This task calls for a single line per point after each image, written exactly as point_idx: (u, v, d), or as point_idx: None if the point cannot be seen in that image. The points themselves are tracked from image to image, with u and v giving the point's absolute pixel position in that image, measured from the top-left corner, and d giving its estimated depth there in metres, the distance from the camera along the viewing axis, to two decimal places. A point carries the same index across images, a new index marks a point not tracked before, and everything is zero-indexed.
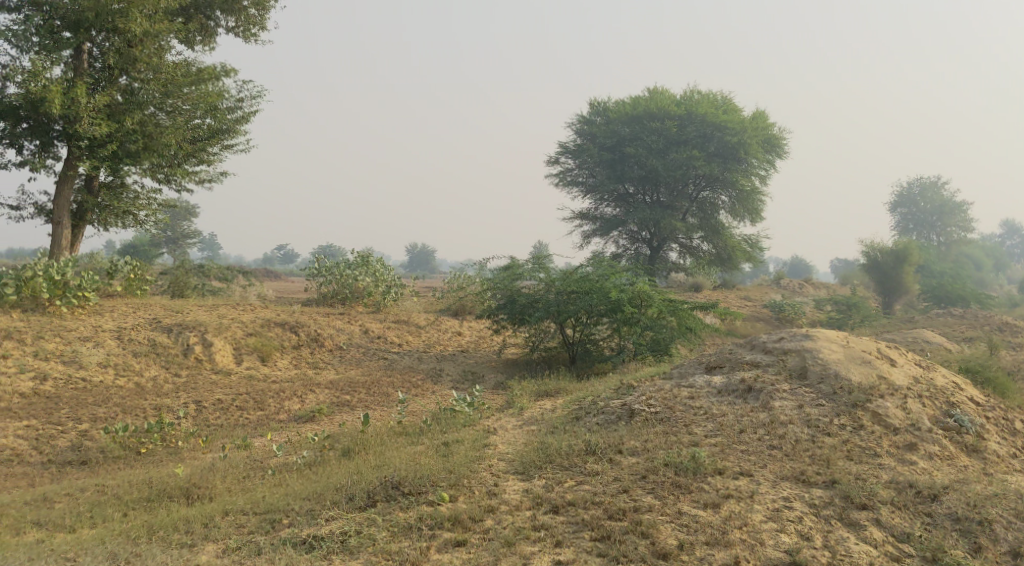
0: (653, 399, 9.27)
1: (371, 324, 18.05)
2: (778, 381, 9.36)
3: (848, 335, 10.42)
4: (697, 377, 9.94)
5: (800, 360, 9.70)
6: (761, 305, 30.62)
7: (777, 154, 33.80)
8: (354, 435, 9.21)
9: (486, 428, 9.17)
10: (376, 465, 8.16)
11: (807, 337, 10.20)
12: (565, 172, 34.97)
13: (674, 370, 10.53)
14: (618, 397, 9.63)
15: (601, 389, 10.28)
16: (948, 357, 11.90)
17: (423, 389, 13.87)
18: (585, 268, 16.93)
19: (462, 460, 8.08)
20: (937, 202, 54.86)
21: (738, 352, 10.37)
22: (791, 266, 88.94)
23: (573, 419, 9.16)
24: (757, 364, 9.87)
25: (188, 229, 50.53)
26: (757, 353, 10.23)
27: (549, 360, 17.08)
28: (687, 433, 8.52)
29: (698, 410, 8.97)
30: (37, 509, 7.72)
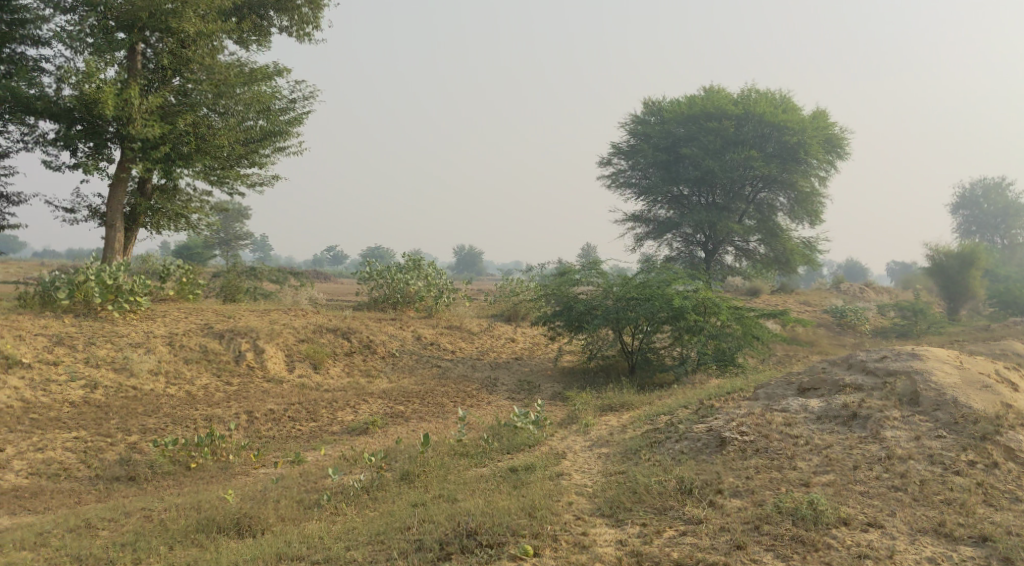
0: (745, 425, 8.51)
1: (424, 330, 17.62)
2: (887, 407, 8.59)
3: (959, 354, 9.59)
4: (790, 401, 9.22)
5: (910, 382, 8.90)
6: (822, 310, 29.51)
7: (839, 154, 32.54)
8: (412, 455, 8.71)
9: (556, 451, 8.63)
10: (441, 497, 7.66)
11: (916, 358, 9.40)
12: (617, 173, 34.29)
13: (761, 389, 9.80)
14: (701, 421, 8.91)
15: (676, 407, 9.63)
16: None
17: (479, 400, 13.36)
18: (644, 274, 16.30)
19: (539, 494, 7.47)
20: (1001, 205, 52.67)
21: (835, 371, 9.61)
22: (846, 270, 86.43)
23: (653, 445, 8.49)
24: (861, 388, 9.09)
25: (239, 231, 50.94)
26: (858, 373, 9.47)
27: (607, 369, 16.45)
28: (793, 469, 7.78)
29: (799, 440, 8.24)
30: (80, 538, 7.38)
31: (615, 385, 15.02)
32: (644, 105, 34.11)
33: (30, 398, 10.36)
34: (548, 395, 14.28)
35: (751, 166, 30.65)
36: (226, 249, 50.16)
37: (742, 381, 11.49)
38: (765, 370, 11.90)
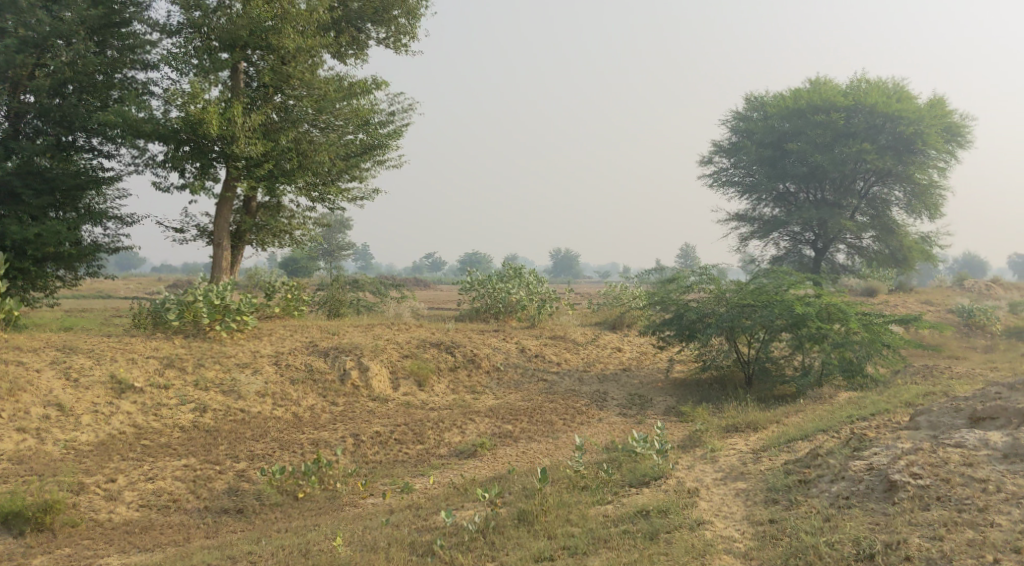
0: (918, 466, 7.27)
1: (527, 341, 17.14)
2: None
3: None
4: (963, 432, 7.77)
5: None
6: (947, 310, 27.43)
7: (962, 142, 30.29)
8: (528, 494, 8.14)
9: (686, 488, 7.96)
10: (568, 547, 7.17)
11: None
12: (720, 172, 32.99)
13: (921, 416, 8.33)
14: (855, 451, 7.93)
15: (815, 433, 8.74)
16: None
17: (588, 417, 12.78)
18: (760, 279, 15.29)
19: (682, 554, 6.83)
20: None
21: (1014, 396, 8.05)
22: (966, 262, 81.30)
23: (803, 483, 7.64)
24: None
25: (343, 241, 52.04)
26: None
27: (722, 381, 15.55)
28: (993, 527, 6.56)
29: (987, 485, 6.95)
30: None
31: (732, 399, 14.11)
32: (747, 100, 32.68)
33: (142, 423, 10.40)
34: (660, 411, 13.53)
35: (864, 160, 28.93)
36: (330, 261, 51.28)
37: (884, 397, 10.41)
38: (908, 386, 10.78)
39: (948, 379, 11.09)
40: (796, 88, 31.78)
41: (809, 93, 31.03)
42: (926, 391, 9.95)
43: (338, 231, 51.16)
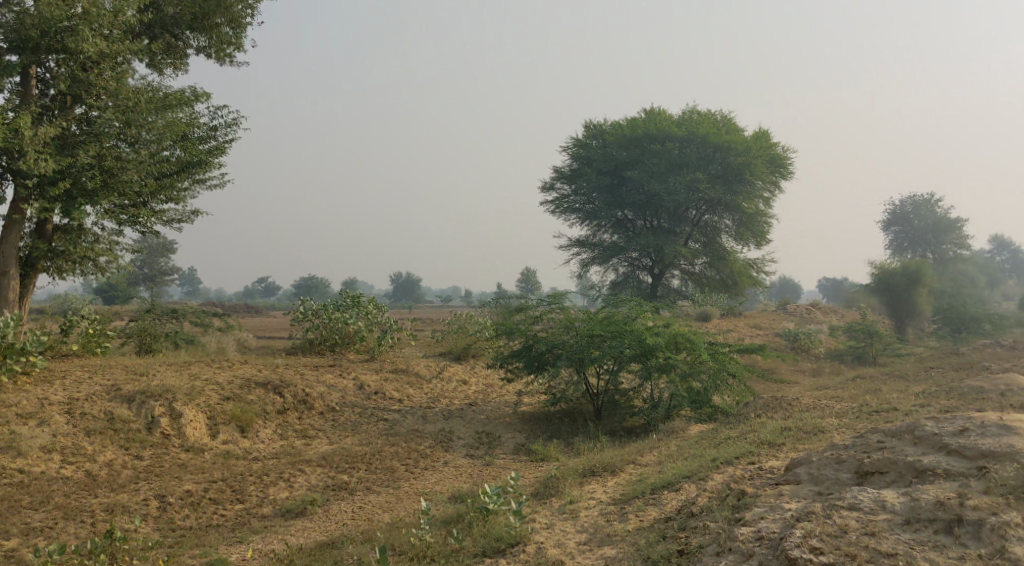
0: (807, 531, 6.76)
1: (366, 376, 15.91)
2: (999, 505, 6.68)
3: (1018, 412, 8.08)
4: (849, 487, 7.40)
5: (1017, 469, 6.96)
6: (775, 333, 28.57)
7: (783, 173, 31.90)
8: None
9: (547, 559, 7.24)
10: None
11: (1011, 433, 7.42)
12: (561, 199, 32.87)
13: (801, 468, 7.94)
14: (725, 509, 7.45)
15: (676, 486, 8.26)
16: None
17: (432, 461, 11.82)
18: (607, 310, 14.88)
19: None
20: (931, 220, 49.98)
21: (902, 448, 7.73)
22: (782, 286, 86.40)
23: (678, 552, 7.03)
24: (937, 470, 7.26)
25: (166, 266, 47.96)
26: (934, 453, 7.53)
27: (570, 414, 15.00)
28: None
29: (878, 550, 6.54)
30: None
31: (583, 434, 13.55)
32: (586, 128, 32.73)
33: None
34: (509, 450, 12.76)
35: (697, 189, 29.74)
36: (148, 287, 47.10)
37: (739, 434, 10.09)
38: (762, 422, 10.56)
39: (798, 413, 10.97)
40: (632, 118, 32.27)
41: (644, 123, 31.58)
42: (784, 428, 9.71)
43: (158, 255, 47.10)
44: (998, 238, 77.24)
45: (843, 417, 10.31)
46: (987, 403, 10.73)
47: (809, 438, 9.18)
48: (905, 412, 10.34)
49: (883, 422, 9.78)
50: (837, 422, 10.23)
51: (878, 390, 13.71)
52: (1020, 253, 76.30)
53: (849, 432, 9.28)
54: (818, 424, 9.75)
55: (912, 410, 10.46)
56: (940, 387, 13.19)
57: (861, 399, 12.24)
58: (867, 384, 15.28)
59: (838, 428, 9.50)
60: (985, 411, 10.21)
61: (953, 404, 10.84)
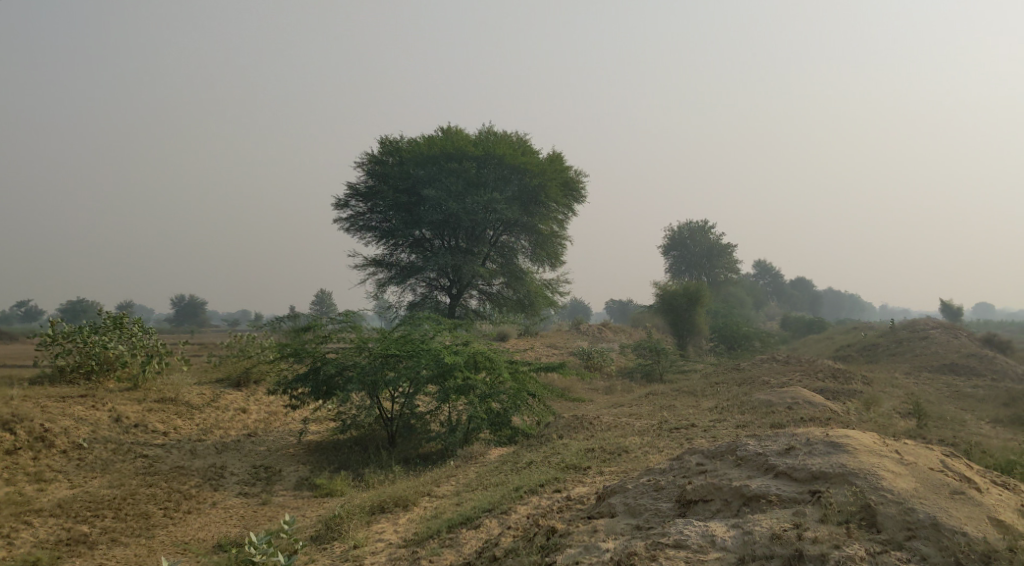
0: None
1: (125, 407, 13.82)
2: (840, 537, 6.42)
3: (833, 428, 8.04)
4: (674, 520, 6.91)
5: (853, 493, 6.81)
6: (569, 352, 28.86)
7: (576, 197, 32.60)
8: None
9: None
10: None
11: (839, 451, 7.36)
12: (355, 216, 31.31)
13: (616, 498, 7.40)
14: (533, 552, 6.72)
15: (476, 525, 7.45)
16: (876, 430, 10.01)
17: (196, 503, 10.25)
18: (401, 329, 13.94)
19: None
20: (706, 245, 53.57)
21: (726, 472, 7.46)
22: (573, 308, 89.53)
23: None
24: (764, 497, 6.97)
25: None
26: (762, 478, 7.26)
27: (362, 441, 13.80)
28: None
29: None
30: None
31: (376, 464, 12.45)
32: (381, 143, 31.47)
33: None
34: (291, 486, 11.40)
35: (495, 209, 29.56)
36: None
37: (541, 458, 9.46)
38: (564, 444, 10.03)
39: (600, 432, 10.58)
40: (429, 136, 31.47)
41: (441, 140, 30.86)
42: (587, 450, 9.20)
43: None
44: (760, 262, 84.59)
45: (645, 435, 10.01)
46: (780, 417, 10.90)
47: (616, 459, 8.72)
48: (704, 428, 10.22)
49: (685, 440, 9.55)
50: (639, 441, 9.91)
51: (673, 407, 13.77)
52: (778, 277, 84.07)
53: (656, 452, 8.93)
54: (621, 444, 9.33)
55: (709, 426, 10.38)
56: (730, 401, 13.45)
57: (659, 416, 12.14)
58: (660, 401, 15.40)
59: (642, 448, 9.14)
60: (778, 426, 10.33)
61: (748, 418, 10.92)
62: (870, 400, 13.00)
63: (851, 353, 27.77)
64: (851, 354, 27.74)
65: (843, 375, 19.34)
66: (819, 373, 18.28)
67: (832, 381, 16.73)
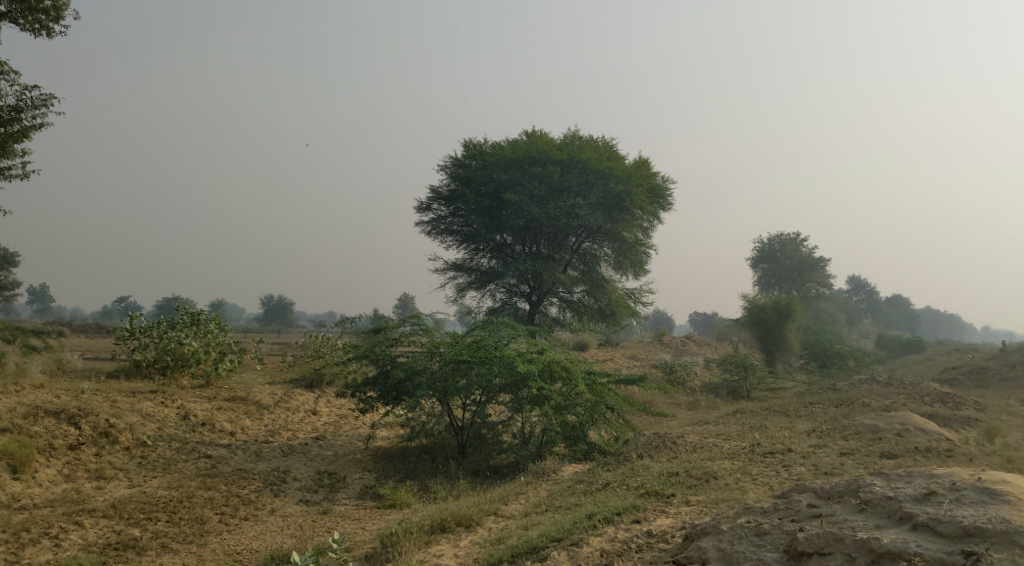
0: None
1: (195, 405, 13.60)
2: None
3: (984, 471, 6.94)
4: None
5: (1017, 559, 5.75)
6: (650, 364, 27.76)
7: (662, 203, 31.43)
8: None
9: None
10: None
11: (997, 502, 6.29)
12: (437, 220, 30.93)
13: (707, 539, 6.53)
14: None
15: (542, 557, 6.71)
16: (1009, 466, 8.79)
17: (254, 509, 9.80)
18: (475, 333, 13.28)
19: None
20: (797, 259, 51.34)
21: (850, 519, 6.46)
22: (656, 320, 87.69)
23: None
24: (901, 555, 5.97)
25: (8, 280, 42.15)
26: (897, 529, 6.26)
27: (430, 450, 13.22)
28: None
29: None
30: None
31: (443, 475, 11.84)
32: (464, 147, 31.02)
33: None
34: (354, 495, 10.88)
35: (577, 215, 28.69)
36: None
37: (619, 481, 8.62)
38: (644, 465, 9.15)
39: (685, 453, 9.66)
40: (513, 140, 30.81)
41: (525, 144, 30.16)
42: (671, 474, 8.32)
43: (5, 268, 41.74)
44: (853, 277, 81.07)
45: (736, 459, 9.04)
46: (890, 445, 9.78)
47: (703, 487, 7.83)
48: (803, 454, 9.21)
49: (782, 467, 8.57)
50: (730, 466, 8.97)
51: (765, 428, 12.69)
52: (873, 293, 80.38)
53: (750, 481, 7.98)
54: (709, 469, 8.42)
55: (808, 452, 9.35)
56: (829, 424, 12.31)
57: (750, 438, 11.14)
58: (750, 420, 14.30)
59: (735, 476, 8.20)
60: (888, 456, 9.22)
61: (853, 445, 9.83)
62: (992, 430, 11.65)
63: (958, 376, 25.81)
64: (957, 377, 25.78)
65: (953, 398, 17.74)
66: (926, 397, 16.78)
67: (941, 406, 15.28)
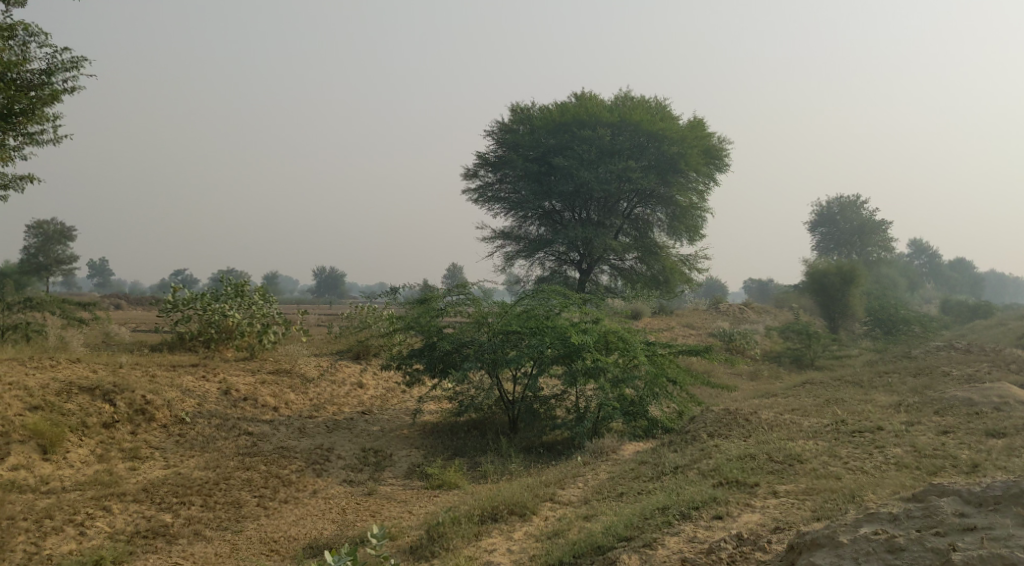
0: None
1: (238, 379, 13.08)
2: None
3: None
4: None
5: None
6: (708, 332, 26.68)
7: (718, 165, 30.02)
8: None
9: None
10: None
11: None
12: (484, 187, 30.04)
13: (808, 542, 5.65)
14: None
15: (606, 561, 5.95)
16: None
17: (295, 491, 9.20)
18: (526, 302, 12.48)
19: None
20: (858, 222, 49.36)
21: (1020, 536, 5.33)
22: (709, 288, 86.03)
23: None
24: None
25: (66, 255, 42.56)
26: None
27: (480, 426, 12.51)
28: None
29: None
30: None
31: (494, 452, 11.15)
32: (512, 111, 29.96)
33: None
34: (401, 474, 10.25)
35: (630, 178, 27.55)
36: (44, 277, 41.79)
37: (690, 465, 7.77)
38: (717, 445, 8.30)
39: (761, 433, 8.77)
40: (561, 103, 29.67)
41: (574, 107, 28.99)
42: (749, 458, 7.47)
43: (63, 243, 42.23)
44: (914, 240, 78.04)
45: (820, 440, 8.12)
46: (993, 422, 8.75)
47: (789, 476, 6.95)
48: (896, 433, 8.23)
49: (875, 449, 7.63)
50: (813, 447, 8.06)
51: (843, 401, 11.69)
52: (936, 257, 77.51)
53: (843, 468, 7.07)
54: (793, 452, 7.55)
55: (901, 430, 8.37)
56: (916, 398, 11.24)
57: (832, 413, 10.16)
58: (823, 393, 13.27)
59: (823, 461, 7.29)
60: (997, 435, 8.18)
61: (951, 422, 8.81)
62: None
63: None
64: None
65: None
66: (1013, 366, 15.52)
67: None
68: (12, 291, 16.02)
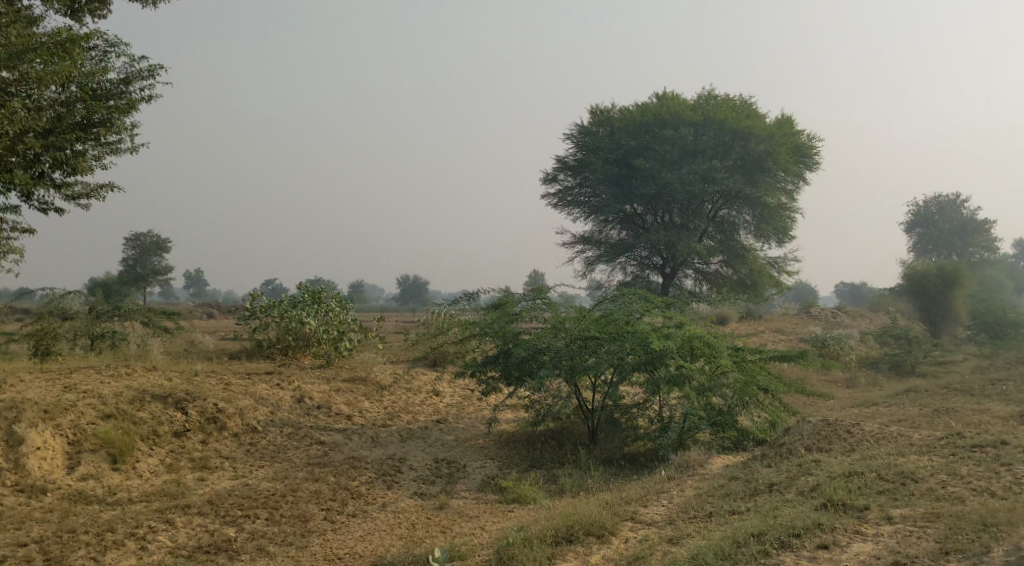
0: None
1: (313, 387, 12.86)
2: None
3: None
4: None
5: None
6: (799, 338, 25.39)
7: (808, 163, 28.64)
8: None
9: None
10: None
11: None
12: (564, 191, 29.51)
13: None
14: None
15: None
16: None
17: (363, 504, 8.83)
18: (605, 307, 11.90)
19: None
20: (958, 222, 46.69)
21: None
22: (797, 293, 83.23)
23: None
24: None
25: (161, 266, 43.80)
26: None
27: (559, 436, 11.94)
28: None
29: None
30: None
31: (573, 464, 10.56)
32: (591, 114, 29.36)
33: None
34: (474, 487, 9.77)
35: (715, 178, 26.48)
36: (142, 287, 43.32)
37: (789, 483, 7.01)
38: (818, 461, 7.49)
39: (868, 447, 7.92)
40: (642, 103, 28.87)
41: (655, 108, 28.16)
42: (855, 477, 6.69)
43: (159, 255, 43.54)
44: (1021, 239, 73.43)
45: (938, 457, 7.23)
46: None
47: (904, 501, 6.15)
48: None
49: (1004, 468, 6.70)
50: (929, 463, 7.19)
51: (957, 411, 10.62)
52: None
53: (969, 492, 6.20)
54: (907, 470, 6.71)
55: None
56: None
57: (945, 425, 9.17)
58: (931, 402, 12.18)
59: (941, 481, 6.45)
60: None
61: None
62: None
63: None
64: None
65: None
66: None
67: None
68: (100, 300, 16.32)
